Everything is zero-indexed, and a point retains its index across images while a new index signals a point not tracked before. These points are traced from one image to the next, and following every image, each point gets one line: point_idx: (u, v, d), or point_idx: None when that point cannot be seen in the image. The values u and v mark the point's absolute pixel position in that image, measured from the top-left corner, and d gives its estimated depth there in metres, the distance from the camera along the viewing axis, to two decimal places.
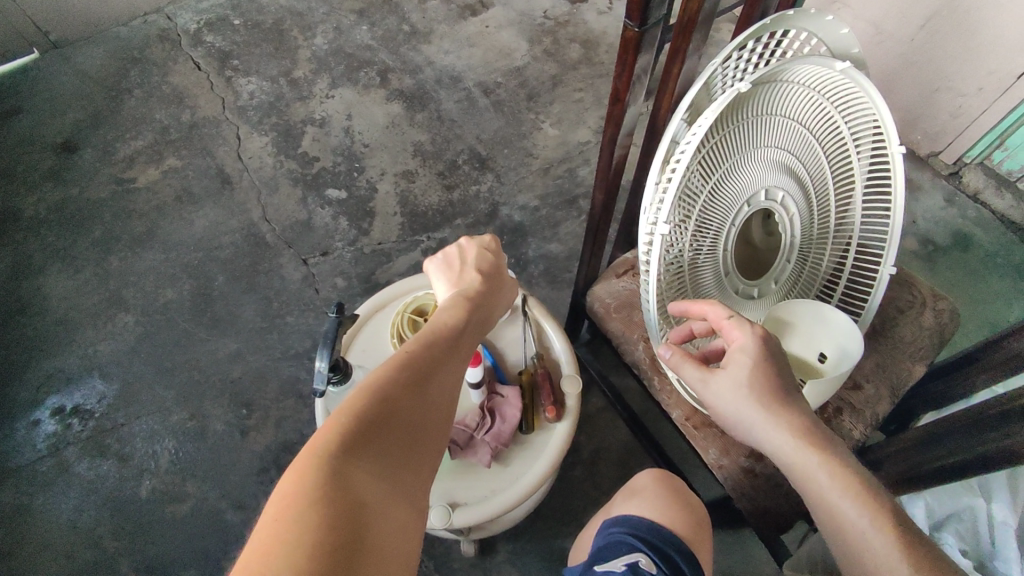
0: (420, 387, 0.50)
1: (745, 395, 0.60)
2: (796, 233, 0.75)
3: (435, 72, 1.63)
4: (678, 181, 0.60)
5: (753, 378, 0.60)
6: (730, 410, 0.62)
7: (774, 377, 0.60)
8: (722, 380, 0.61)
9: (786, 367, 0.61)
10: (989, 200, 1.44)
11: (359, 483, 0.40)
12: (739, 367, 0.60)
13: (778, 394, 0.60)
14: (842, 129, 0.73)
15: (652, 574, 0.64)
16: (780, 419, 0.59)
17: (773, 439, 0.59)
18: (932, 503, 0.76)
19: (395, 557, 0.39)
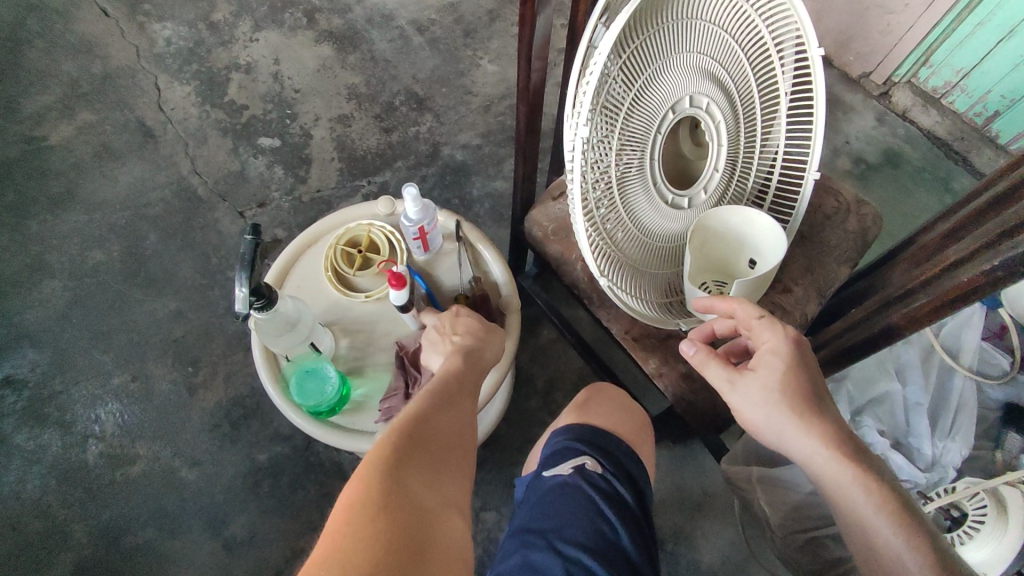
0: (451, 414, 0.56)
1: (776, 399, 0.54)
2: (723, 141, 0.75)
3: (366, 11, 1.56)
4: (596, 84, 0.59)
5: (786, 381, 0.55)
6: (757, 418, 0.56)
7: (808, 384, 0.55)
8: (750, 381, 0.56)
9: (820, 377, 0.57)
10: (916, 117, 1.49)
11: (411, 489, 0.45)
12: (772, 369, 0.55)
13: (810, 403, 0.54)
14: (764, 34, 0.73)
15: (598, 475, 0.63)
16: (814, 427, 0.54)
17: (802, 447, 0.54)
18: (852, 391, 0.79)
19: (446, 547, 0.42)
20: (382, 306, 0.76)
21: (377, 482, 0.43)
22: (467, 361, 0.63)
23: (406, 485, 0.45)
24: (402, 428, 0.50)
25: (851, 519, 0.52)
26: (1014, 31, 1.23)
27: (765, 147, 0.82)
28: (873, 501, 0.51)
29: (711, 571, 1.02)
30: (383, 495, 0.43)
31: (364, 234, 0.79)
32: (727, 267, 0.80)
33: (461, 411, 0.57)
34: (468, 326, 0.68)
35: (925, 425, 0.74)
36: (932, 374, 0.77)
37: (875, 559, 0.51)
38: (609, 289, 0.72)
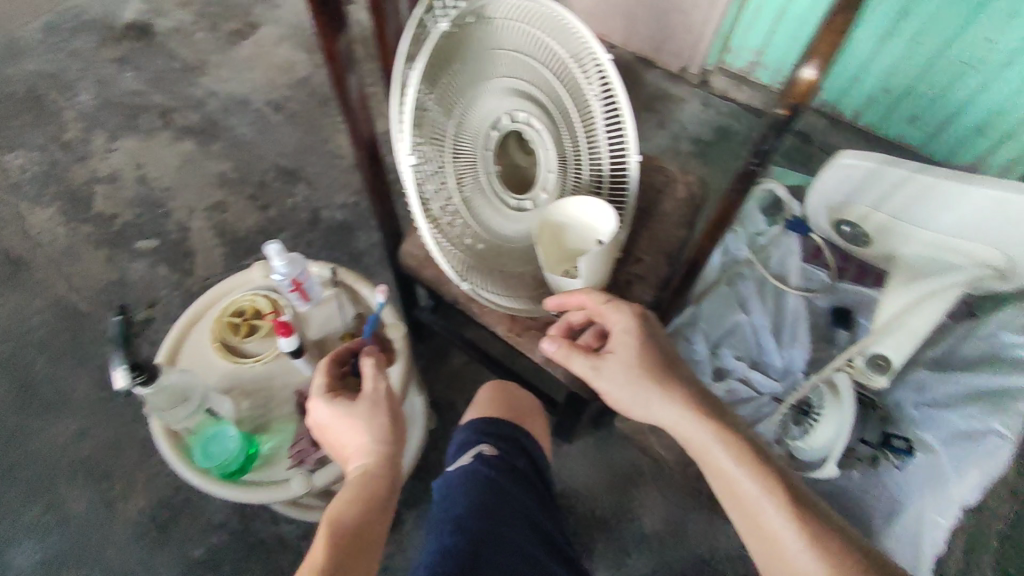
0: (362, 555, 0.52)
1: (634, 375, 0.65)
2: (550, 146, 0.85)
3: (221, 101, 1.60)
4: (405, 120, 0.68)
5: (638, 357, 0.66)
6: (623, 393, 0.66)
7: (657, 357, 0.66)
8: (611, 362, 0.67)
9: (668, 353, 0.68)
10: (735, 96, 1.70)
11: None
12: (626, 348, 0.66)
13: (662, 372, 0.65)
14: (554, 45, 0.80)
15: (496, 458, 0.69)
16: (669, 393, 0.64)
17: (665, 413, 0.64)
18: (706, 330, 0.91)
19: None
20: (275, 364, 0.80)
21: None
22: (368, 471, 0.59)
23: None
24: None
25: (717, 475, 0.60)
26: (785, 9, 1.47)
27: (591, 142, 0.86)
28: (730, 451, 0.60)
29: (652, 533, 1.09)
30: None
31: (249, 303, 0.82)
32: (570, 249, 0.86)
33: (370, 532, 0.54)
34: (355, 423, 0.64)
35: (772, 345, 0.88)
36: (767, 298, 0.90)
37: (740, 507, 0.58)
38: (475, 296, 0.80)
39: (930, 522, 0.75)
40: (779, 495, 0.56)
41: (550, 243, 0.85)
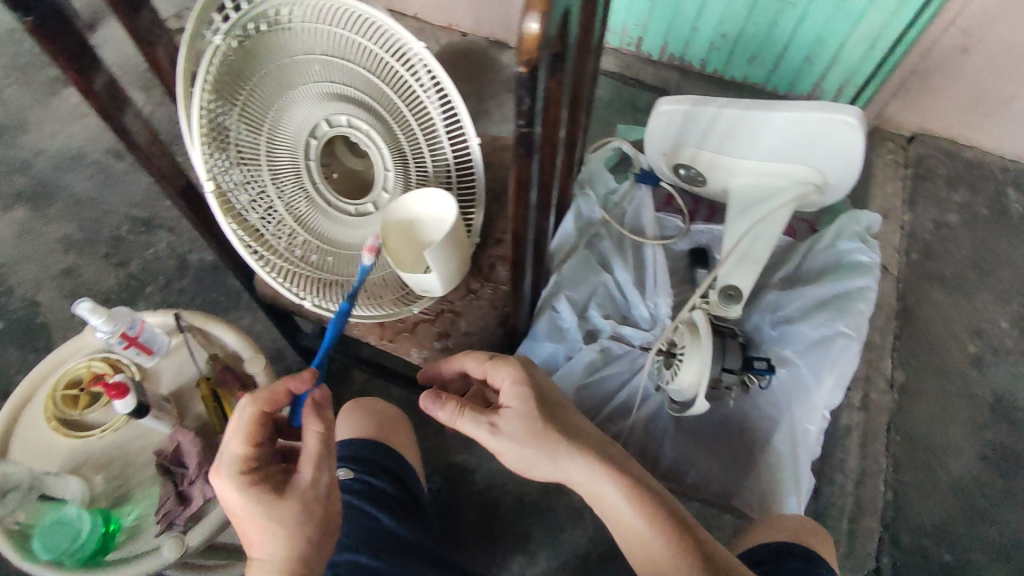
0: None
1: (537, 435, 0.65)
2: (382, 146, 0.82)
3: (50, 159, 1.47)
4: (190, 150, 0.71)
5: (539, 417, 0.65)
6: (524, 452, 0.65)
7: (554, 415, 0.67)
8: (512, 422, 0.65)
9: (562, 407, 0.69)
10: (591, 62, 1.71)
11: None
12: (526, 408, 0.65)
13: (563, 431, 0.66)
14: (359, 40, 0.76)
15: (355, 482, 0.74)
16: (575, 453, 0.65)
17: (573, 471, 0.65)
18: (570, 294, 0.86)
19: None
20: (125, 431, 0.74)
21: None
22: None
23: None
24: None
25: (628, 529, 0.65)
26: None
27: (427, 134, 0.82)
28: (638, 508, 0.64)
29: None
30: None
31: (84, 370, 0.75)
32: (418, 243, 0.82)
33: None
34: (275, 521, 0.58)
35: (635, 290, 0.88)
36: (627, 253, 0.91)
37: (650, 561, 0.64)
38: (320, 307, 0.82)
39: (804, 432, 0.80)
40: (685, 547, 0.63)
41: (399, 236, 0.82)
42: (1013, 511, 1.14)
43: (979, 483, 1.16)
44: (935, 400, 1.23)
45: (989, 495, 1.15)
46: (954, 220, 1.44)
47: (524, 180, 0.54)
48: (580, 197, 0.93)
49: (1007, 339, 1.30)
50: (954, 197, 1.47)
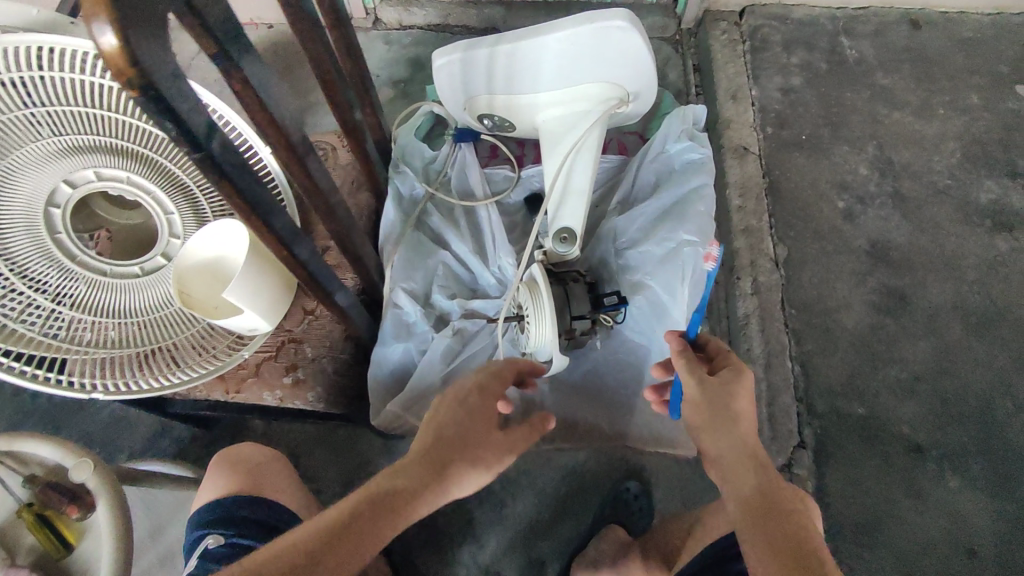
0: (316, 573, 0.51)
1: (712, 413, 0.67)
2: (150, 187, 0.75)
3: None
4: None
5: (724, 403, 0.67)
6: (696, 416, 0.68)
7: (736, 415, 0.67)
8: (703, 387, 0.69)
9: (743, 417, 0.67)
10: (409, 21, 1.58)
11: None
12: (718, 387, 0.68)
13: (733, 426, 0.66)
14: (72, 79, 0.68)
15: (221, 548, 0.71)
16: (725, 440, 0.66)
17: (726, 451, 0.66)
18: (409, 286, 0.84)
19: None
20: None
21: None
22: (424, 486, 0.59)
23: None
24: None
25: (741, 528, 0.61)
26: None
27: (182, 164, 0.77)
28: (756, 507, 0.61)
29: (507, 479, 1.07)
30: None
31: None
32: (222, 281, 0.74)
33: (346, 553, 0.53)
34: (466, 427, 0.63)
35: (479, 261, 0.86)
36: (461, 226, 0.88)
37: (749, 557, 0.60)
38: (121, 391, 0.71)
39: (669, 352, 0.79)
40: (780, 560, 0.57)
41: (206, 281, 0.74)
42: (907, 346, 1.18)
43: (873, 330, 1.19)
44: (819, 264, 1.25)
45: (883, 338, 1.18)
46: (798, 83, 1.43)
47: (243, 205, 0.47)
48: (394, 177, 0.87)
49: (869, 185, 1.33)
50: (794, 59, 1.46)
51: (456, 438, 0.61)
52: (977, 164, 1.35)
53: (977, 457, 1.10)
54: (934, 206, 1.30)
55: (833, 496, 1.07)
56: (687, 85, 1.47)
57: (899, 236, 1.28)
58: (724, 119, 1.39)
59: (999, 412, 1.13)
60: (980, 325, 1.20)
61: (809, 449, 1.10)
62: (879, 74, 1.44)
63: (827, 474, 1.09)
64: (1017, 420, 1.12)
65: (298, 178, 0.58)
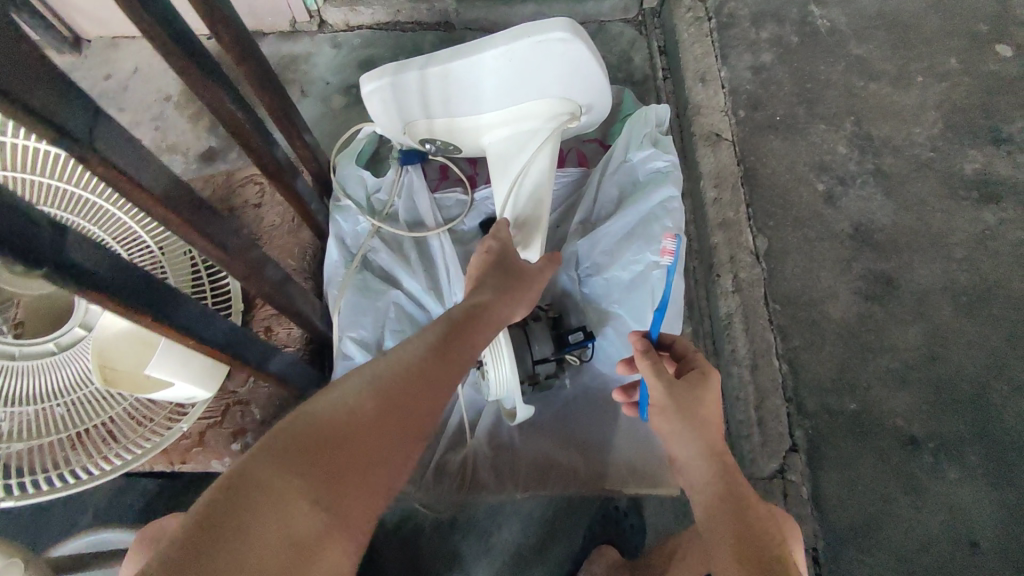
0: (421, 388, 0.58)
1: (675, 411, 0.63)
2: None
3: None
4: None
5: (690, 402, 0.63)
6: (660, 415, 0.64)
7: (705, 418, 0.63)
8: (666, 385, 0.64)
9: (712, 418, 0.63)
10: (356, 22, 1.47)
11: (281, 487, 0.48)
12: (683, 387, 0.64)
13: (701, 426, 0.62)
14: None
15: None
16: (691, 438, 0.61)
17: (688, 452, 0.61)
18: (360, 334, 0.82)
19: (297, 524, 0.48)
20: None
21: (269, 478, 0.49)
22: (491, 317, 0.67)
23: (298, 484, 0.49)
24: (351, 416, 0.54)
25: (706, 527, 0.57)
26: None
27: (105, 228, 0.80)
28: (721, 509, 0.56)
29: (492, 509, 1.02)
30: (272, 474, 0.49)
31: None
32: (146, 351, 0.67)
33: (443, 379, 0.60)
34: (512, 274, 0.72)
35: (432, 298, 0.86)
36: (411, 265, 0.87)
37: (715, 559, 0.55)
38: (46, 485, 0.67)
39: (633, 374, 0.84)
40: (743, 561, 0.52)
41: (132, 351, 0.66)
42: (897, 333, 1.13)
43: (861, 320, 1.14)
44: (801, 253, 1.19)
45: (872, 327, 1.14)
46: (769, 60, 1.36)
47: (120, 303, 0.45)
48: (335, 212, 0.89)
49: (849, 163, 1.27)
50: (764, 34, 1.38)
51: (516, 268, 0.73)
52: (960, 133, 1.28)
53: (975, 446, 1.06)
54: (917, 181, 1.25)
55: (828, 500, 1.03)
56: (653, 70, 1.39)
57: (882, 216, 1.22)
58: (694, 105, 1.32)
59: (995, 396, 1.08)
60: (971, 305, 1.15)
61: (801, 452, 1.06)
62: (853, 44, 1.37)
63: (821, 477, 1.05)
64: (1015, 403, 1.07)
65: (204, 249, 0.55)
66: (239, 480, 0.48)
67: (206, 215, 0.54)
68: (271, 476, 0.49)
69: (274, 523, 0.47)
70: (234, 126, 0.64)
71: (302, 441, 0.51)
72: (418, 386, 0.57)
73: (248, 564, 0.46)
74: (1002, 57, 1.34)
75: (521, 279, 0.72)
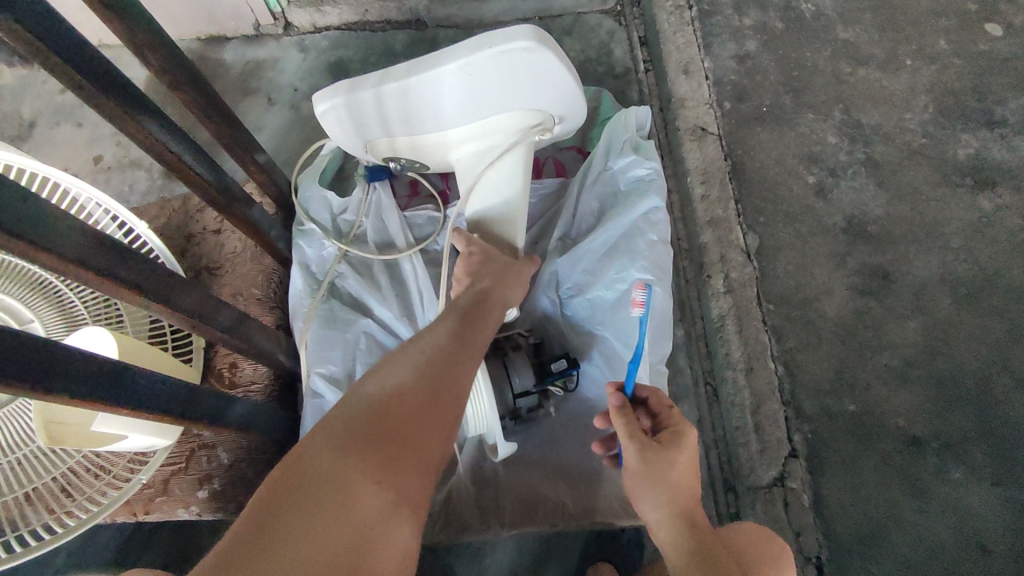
0: (443, 369, 0.61)
1: (647, 478, 0.63)
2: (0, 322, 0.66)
3: None
4: None
5: (664, 469, 0.63)
6: (632, 477, 0.65)
7: (677, 485, 0.63)
8: (640, 449, 0.64)
9: (684, 484, 0.64)
10: (323, 23, 1.41)
11: (330, 482, 0.52)
12: (658, 451, 0.64)
13: (672, 494, 0.63)
14: None
15: None
16: (662, 508, 0.63)
17: (659, 520, 0.64)
18: (330, 369, 0.80)
19: (354, 510, 0.51)
20: None
21: (315, 477, 0.52)
22: (492, 303, 0.71)
23: (345, 473, 0.52)
24: (381, 405, 0.57)
25: None
26: None
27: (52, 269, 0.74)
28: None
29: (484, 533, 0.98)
30: (318, 472, 0.52)
31: None
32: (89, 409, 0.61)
33: (461, 358, 0.63)
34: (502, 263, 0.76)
35: (401, 322, 0.83)
36: (383, 292, 0.84)
37: None
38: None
39: None
40: None
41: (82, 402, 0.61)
42: (895, 329, 1.09)
43: (858, 317, 1.10)
44: (793, 250, 1.15)
45: (869, 323, 1.10)
46: (754, 48, 1.31)
47: (48, 393, 0.44)
48: (300, 237, 0.87)
49: (840, 153, 1.22)
50: (747, 21, 1.33)
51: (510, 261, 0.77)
52: (952, 117, 1.24)
53: (978, 443, 1.03)
54: (910, 169, 1.21)
55: (830, 506, 1.00)
56: (634, 61, 1.34)
57: (876, 208, 1.18)
58: (677, 98, 1.27)
59: (997, 390, 1.05)
60: (970, 297, 1.11)
61: (801, 458, 1.03)
62: (840, 28, 1.32)
63: (822, 482, 1.01)
64: (1018, 398, 1.04)
65: (141, 303, 0.54)
66: (292, 484, 0.52)
67: (130, 261, 0.52)
68: (317, 473, 0.52)
69: (330, 514, 0.50)
70: (171, 162, 0.66)
71: (339, 437, 0.55)
72: (442, 372, 0.60)
73: (317, 550, 0.49)
74: (993, 36, 1.30)
75: (512, 268, 0.76)
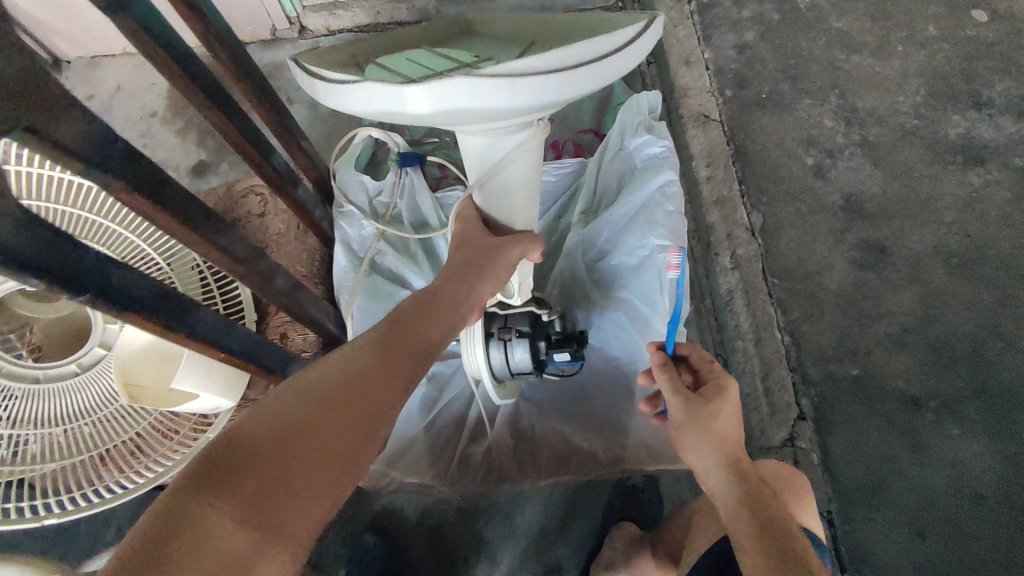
0: (359, 395, 0.55)
1: (692, 427, 0.69)
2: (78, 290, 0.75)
3: None
4: None
5: (707, 415, 0.69)
6: (679, 429, 0.70)
7: (722, 428, 0.68)
8: (684, 402, 0.70)
9: (728, 428, 0.69)
10: (338, 25, 1.47)
11: (206, 510, 0.45)
12: (699, 400, 0.69)
13: (720, 436, 0.67)
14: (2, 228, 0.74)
15: None
16: (710, 450, 0.67)
17: (708, 465, 0.67)
18: None
19: (223, 544, 0.44)
20: None
21: (186, 501, 0.45)
22: (430, 321, 0.67)
23: (226, 498, 0.46)
24: (281, 424, 0.51)
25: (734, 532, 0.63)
26: None
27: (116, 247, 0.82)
28: (744, 513, 0.63)
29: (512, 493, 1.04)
30: (192, 495, 0.45)
31: None
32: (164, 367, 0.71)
33: (380, 381, 0.58)
34: (449, 271, 0.73)
35: None
36: (421, 269, 0.92)
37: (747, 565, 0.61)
38: (78, 504, 0.70)
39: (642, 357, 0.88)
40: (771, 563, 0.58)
41: (152, 364, 0.71)
42: (893, 298, 1.16)
43: (857, 288, 1.17)
44: (795, 227, 1.22)
45: (868, 294, 1.16)
46: (752, 39, 1.37)
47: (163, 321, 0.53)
48: (340, 219, 0.94)
49: (836, 136, 1.29)
50: (745, 13, 1.39)
51: (470, 255, 0.74)
52: (943, 100, 1.31)
53: (974, 403, 1.09)
54: (904, 149, 1.27)
55: (837, 462, 1.07)
56: None
57: (872, 185, 1.24)
58: (680, 88, 1.34)
59: (991, 353, 1.11)
60: (962, 267, 1.17)
61: (808, 419, 1.09)
62: (833, 18, 1.39)
63: (829, 440, 1.08)
64: (1011, 360, 1.11)
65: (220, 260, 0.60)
66: (164, 505, 0.45)
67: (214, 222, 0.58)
68: (193, 497, 0.45)
69: (197, 545, 0.43)
70: (236, 143, 0.73)
71: (227, 454, 0.48)
72: (363, 391, 0.56)
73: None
74: (978, 23, 1.37)
75: (462, 274, 0.73)
